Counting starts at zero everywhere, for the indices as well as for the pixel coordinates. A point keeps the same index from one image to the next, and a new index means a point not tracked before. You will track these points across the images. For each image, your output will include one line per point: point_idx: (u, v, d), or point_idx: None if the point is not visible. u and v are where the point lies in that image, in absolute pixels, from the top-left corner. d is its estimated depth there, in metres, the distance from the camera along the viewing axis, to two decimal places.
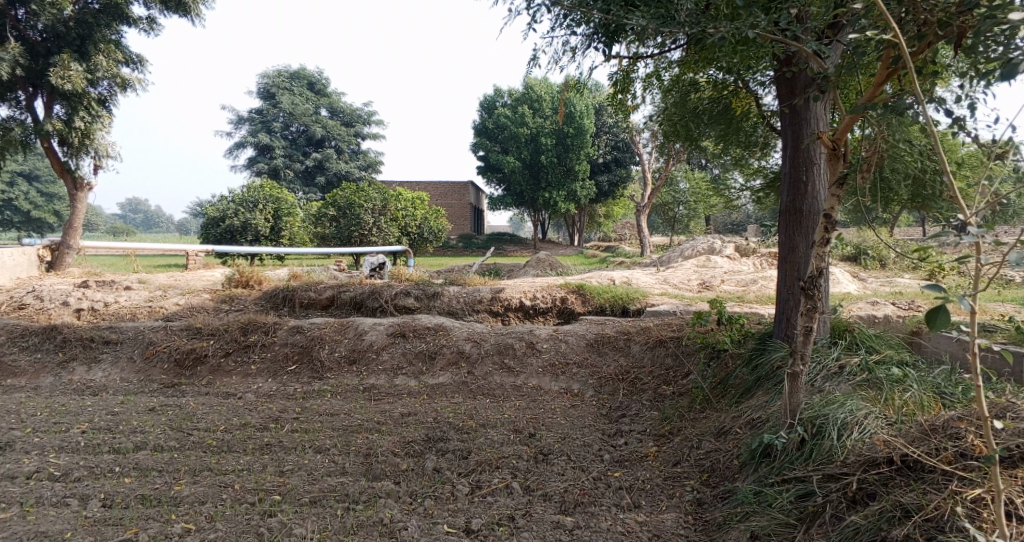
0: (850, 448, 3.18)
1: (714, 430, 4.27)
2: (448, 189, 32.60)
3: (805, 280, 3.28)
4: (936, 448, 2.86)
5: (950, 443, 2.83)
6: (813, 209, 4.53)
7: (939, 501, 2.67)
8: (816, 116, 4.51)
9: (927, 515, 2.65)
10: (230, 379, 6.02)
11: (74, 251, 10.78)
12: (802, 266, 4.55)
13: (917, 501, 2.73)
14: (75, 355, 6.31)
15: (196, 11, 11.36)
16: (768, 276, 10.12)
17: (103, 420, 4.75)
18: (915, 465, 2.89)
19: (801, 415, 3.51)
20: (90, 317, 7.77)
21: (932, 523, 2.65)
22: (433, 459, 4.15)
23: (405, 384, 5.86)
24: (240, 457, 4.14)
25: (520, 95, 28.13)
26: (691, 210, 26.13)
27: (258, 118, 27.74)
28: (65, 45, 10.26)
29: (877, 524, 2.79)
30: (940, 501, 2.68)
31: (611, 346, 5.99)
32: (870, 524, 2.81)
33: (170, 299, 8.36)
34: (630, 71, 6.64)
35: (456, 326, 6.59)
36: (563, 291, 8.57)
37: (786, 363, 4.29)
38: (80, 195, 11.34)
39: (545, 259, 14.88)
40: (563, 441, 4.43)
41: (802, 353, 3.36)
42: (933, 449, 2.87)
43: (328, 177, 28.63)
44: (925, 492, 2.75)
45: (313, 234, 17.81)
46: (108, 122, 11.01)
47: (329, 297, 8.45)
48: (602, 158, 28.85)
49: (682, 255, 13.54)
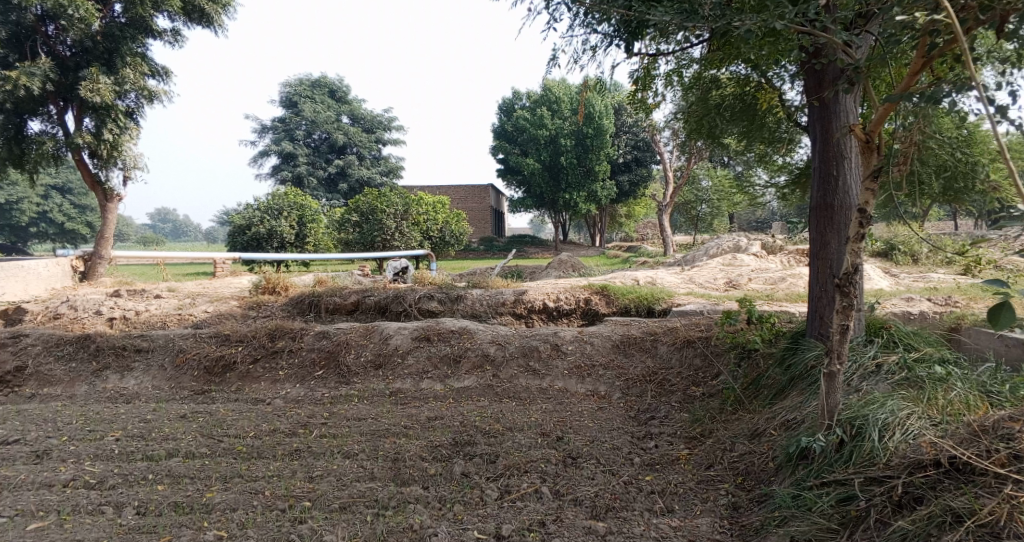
0: (893, 449, 3.08)
1: (746, 433, 4.17)
2: (469, 192, 32.69)
3: (841, 278, 3.18)
4: (986, 450, 2.76)
5: (1003, 444, 2.73)
6: (846, 205, 4.42)
7: (994, 506, 2.57)
8: (846, 108, 4.40)
9: (982, 521, 2.56)
10: (258, 385, 6.07)
11: (106, 261, 11.00)
12: (834, 262, 4.45)
13: (969, 506, 2.64)
14: (108, 364, 6.42)
15: (219, 22, 11.55)
16: (796, 273, 9.93)
17: (136, 427, 4.82)
18: (964, 467, 2.79)
19: (839, 416, 3.41)
20: (123, 325, 7.91)
21: (986, 529, 2.56)
22: (461, 463, 4.13)
23: (431, 388, 5.85)
24: (270, 464, 4.16)
25: (539, 97, 28.09)
26: (714, 208, 25.82)
27: (281, 127, 28.13)
28: (93, 59, 10.49)
29: (926, 529, 2.69)
30: (994, 507, 2.58)
31: (638, 347, 5.91)
32: (918, 529, 2.71)
33: (199, 306, 8.48)
34: (651, 69, 6.57)
35: (480, 329, 6.56)
36: (587, 292, 8.50)
37: (821, 362, 4.18)
38: (111, 206, 11.58)
39: (568, 260, 14.81)
40: (592, 444, 4.37)
41: (840, 352, 3.25)
42: (984, 451, 2.77)
43: (350, 183, 28.92)
44: (977, 496, 2.65)
45: (337, 240, 17.97)
46: (136, 133, 11.22)
47: (354, 302, 8.49)
48: (623, 158, 28.68)
49: (706, 253, 13.37)
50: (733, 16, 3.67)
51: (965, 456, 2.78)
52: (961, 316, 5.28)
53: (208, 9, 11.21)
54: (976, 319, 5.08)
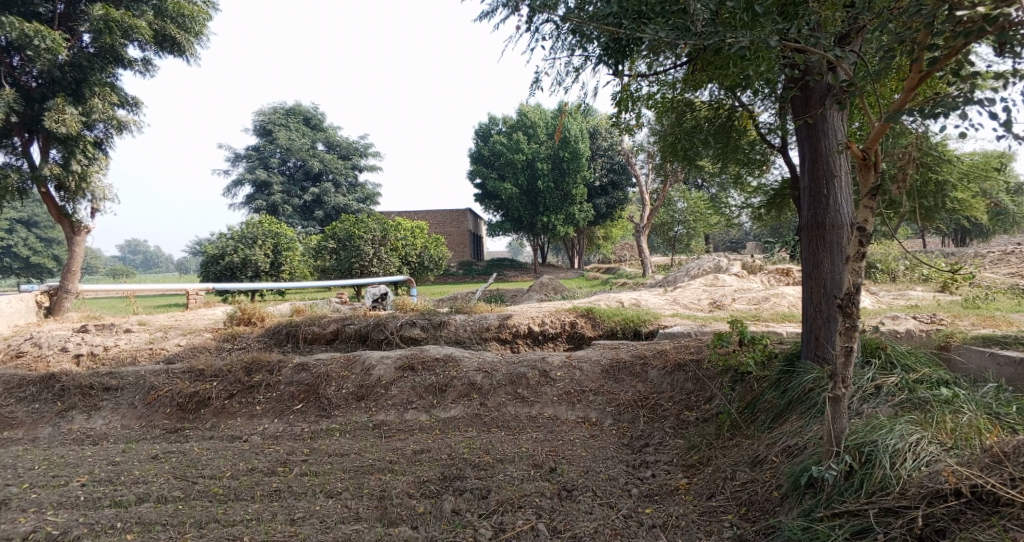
0: (907, 478, 2.99)
1: (747, 460, 4.05)
2: (447, 217, 32.61)
3: (842, 298, 3.17)
4: (1011, 477, 2.71)
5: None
6: (837, 223, 4.40)
7: None
8: (835, 127, 4.40)
9: None
10: (235, 421, 5.81)
11: (73, 295, 10.60)
12: (829, 282, 4.40)
13: (998, 539, 2.56)
14: (73, 404, 6.09)
15: (191, 51, 11.40)
16: (779, 292, 9.96)
17: (104, 471, 4.53)
18: (988, 497, 2.72)
19: (846, 442, 3.32)
20: (90, 362, 7.56)
21: None
22: (451, 500, 3.93)
23: (416, 419, 5.64)
24: (249, 506, 3.92)
25: (515, 122, 28.25)
26: (690, 229, 26.04)
27: (256, 155, 27.81)
28: (60, 90, 10.22)
29: None
30: None
31: (628, 372, 5.79)
32: None
33: (171, 340, 8.16)
34: (632, 90, 6.62)
35: (466, 356, 6.40)
36: (572, 315, 8.39)
37: (819, 385, 4.11)
38: (78, 238, 11.20)
39: (549, 283, 14.73)
40: (587, 475, 4.21)
41: (844, 376, 3.22)
42: (1007, 480, 2.71)
43: (326, 211, 28.67)
44: (1006, 530, 2.58)
45: (313, 268, 17.68)
46: (105, 164, 10.93)
47: (333, 331, 8.26)
48: (600, 180, 28.92)
49: (687, 273, 13.40)
50: (726, 32, 3.71)
51: (989, 484, 2.72)
52: (950, 333, 5.28)
53: (180, 38, 11.05)
54: (965, 336, 5.08)
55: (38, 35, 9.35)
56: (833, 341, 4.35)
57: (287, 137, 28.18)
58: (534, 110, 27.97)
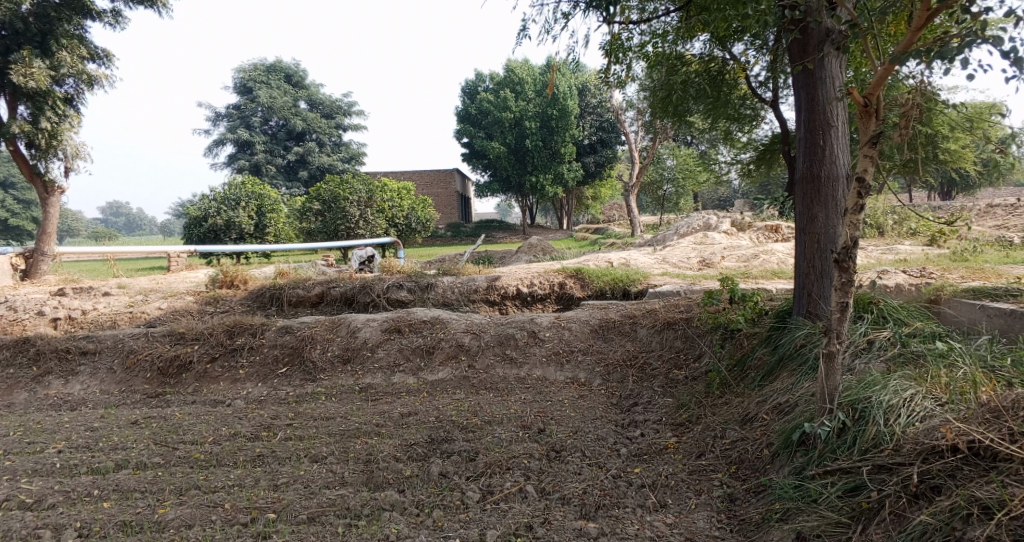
0: (902, 434, 2.95)
1: (737, 418, 4.01)
2: (434, 178, 32.17)
3: (838, 252, 3.07)
4: (1010, 433, 2.65)
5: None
6: (833, 175, 4.26)
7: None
8: (832, 74, 4.24)
9: (1014, 512, 2.42)
10: (218, 386, 5.70)
11: (49, 258, 10.32)
12: (822, 236, 4.30)
13: (997, 495, 2.50)
14: (50, 369, 5.93)
15: (162, 1, 10.86)
16: (768, 249, 9.88)
17: (82, 437, 4.41)
18: (985, 453, 2.67)
19: (839, 399, 3.27)
20: (68, 326, 7.38)
21: (1019, 521, 2.41)
22: (438, 463, 3.88)
23: (403, 382, 5.56)
24: (231, 472, 3.84)
25: (503, 79, 27.57)
26: (679, 188, 25.79)
27: (236, 114, 27.09)
28: (24, 42, 9.70)
29: (950, 522, 2.55)
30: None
31: (617, 331, 5.72)
32: (940, 522, 2.57)
33: (151, 303, 7.98)
34: (622, 39, 6.38)
35: (453, 318, 6.29)
36: (561, 275, 8.28)
37: (811, 341, 4.04)
38: (52, 199, 10.84)
39: (538, 243, 14.58)
40: (576, 436, 4.15)
41: (838, 331, 3.14)
42: (1006, 435, 2.66)
43: (311, 171, 28.15)
44: (1005, 485, 2.52)
45: (298, 230, 17.39)
46: (77, 121, 10.51)
47: (318, 294, 8.11)
48: (588, 139, 28.52)
49: (676, 232, 13.29)
50: None
51: (987, 440, 2.67)
52: (940, 287, 5.24)
53: None
54: (957, 290, 5.02)
55: None
56: (826, 297, 4.27)
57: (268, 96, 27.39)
58: (522, 66, 27.29)
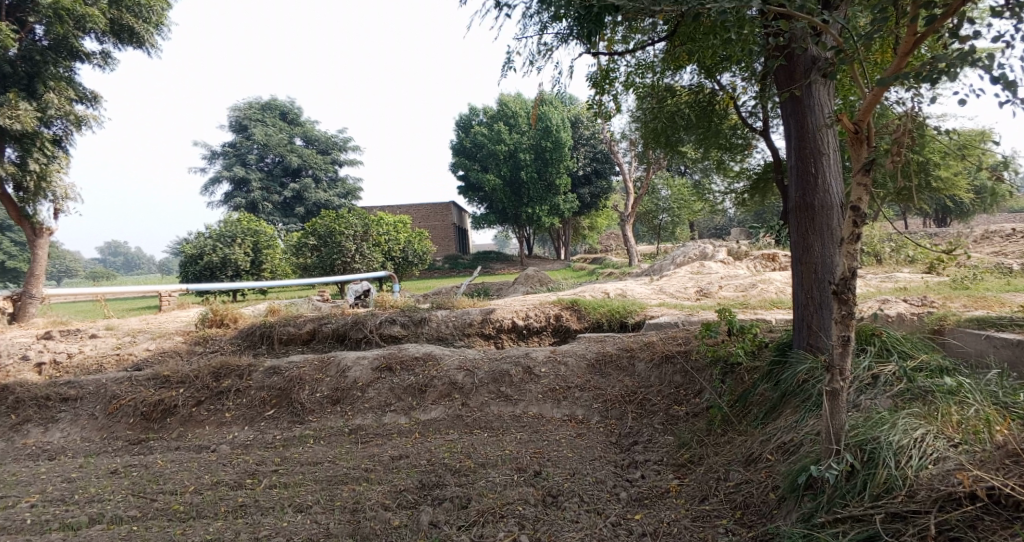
0: (915, 479, 2.79)
1: (741, 458, 3.84)
2: (430, 210, 32.25)
3: (837, 284, 2.96)
4: None
5: None
6: (827, 204, 4.18)
7: None
8: (821, 102, 4.18)
9: None
10: (203, 430, 5.51)
11: (37, 300, 10.18)
12: (819, 266, 4.19)
13: None
14: (28, 417, 5.75)
15: (151, 41, 10.98)
16: (766, 278, 9.77)
17: (57, 489, 4.22)
18: (1006, 501, 2.54)
19: (845, 439, 3.11)
20: (53, 370, 7.21)
21: None
22: (429, 511, 3.70)
23: (394, 422, 5.38)
24: (210, 525, 3.64)
25: (497, 113, 27.90)
26: (675, 217, 25.85)
27: (234, 152, 27.26)
28: (12, 85, 9.75)
29: None
30: None
31: (615, 366, 5.56)
32: None
33: (139, 345, 7.82)
34: (609, 67, 6.37)
35: (446, 354, 6.13)
36: (556, 307, 8.15)
37: (814, 376, 3.90)
38: (42, 241, 10.75)
39: (534, 275, 14.48)
40: (573, 479, 3.97)
41: (841, 367, 3.00)
42: None
43: (308, 207, 28.19)
44: None
45: (295, 266, 17.30)
46: (66, 162, 10.50)
47: (310, 331, 7.96)
48: (583, 170, 28.72)
49: (673, 262, 13.21)
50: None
51: (1007, 487, 2.53)
52: (943, 316, 5.11)
53: (138, 28, 10.61)
54: (960, 319, 4.89)
55: None
56: (826, 328, 4.13)
57: (264, 133, 27.59)
58: (516, 101, 27.82)
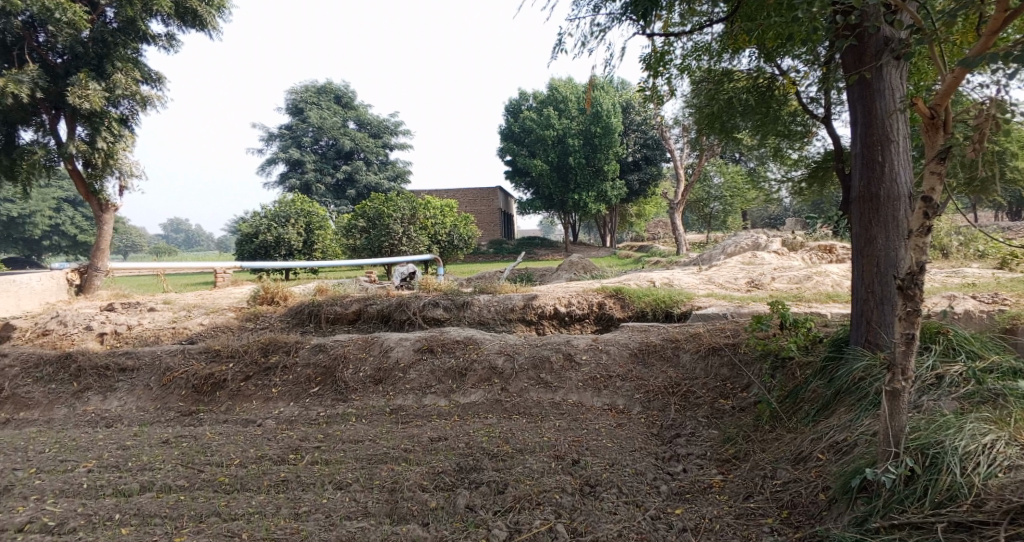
0: (986, 489, 2.63)
1: (789, 456, 3.69)
2: (477, 195, 32.32)
3: (902, 278, 2.76)
4: None
5: None
6: (893, 194, 3.92)
7: None
8: (892, 85, 3.92)
9: None
10: (251, 404, 5.66)
11: (102, 273, 10.65)
12: (882, 259, 3.94)
13: None
14: (89, 385, 6.03)
15: (213, 24, 11.23)
16: (821, 270, 9.38)
17: (113, 456, 4.41)
18: None
19: (905, 442, 2.93)
20: (114, 341, 7.54)
21: None
22: (465, 494, 3.69)
23: (434, 404, 5.40)
24: (253, 498, 3.73)
25: (546, 97, 27.62)
26: (726, 206, 25.13)
27: (288, 134, 27.90)
28: (83, 65, 10.16)
29: None
30: None
31: (658, 356, 5.43)
32: None
33: (193, 319, 8.10)
34: (664, 49, 6.16)
35: (487, 338, 6.12)
36: (600, 295, 8.03)
37: (873, 374, 3.69)
38: (106, 217, 11.22)
39: (579, 261, 14.33)
40: (612, 469, 3.89)
41: (904, 367, 2.81)
42: None
43: (358, 189, 28.63)
44: None
45: (344, 247, 17.64)
46: (131, 141, 10.86)
47: (355, 311, 8.07)
48: (632, 156, 28.22)
49: (723, 251, 12.83)
50: None
51: None
52: (1016, 315, 4.77)
53: (201, 10, 10.88)
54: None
55: (59, 8, 9.31)
56: (888, 326, 3.90)
57: (318, 116, 28.09)
58: (565, 85, 27.40)
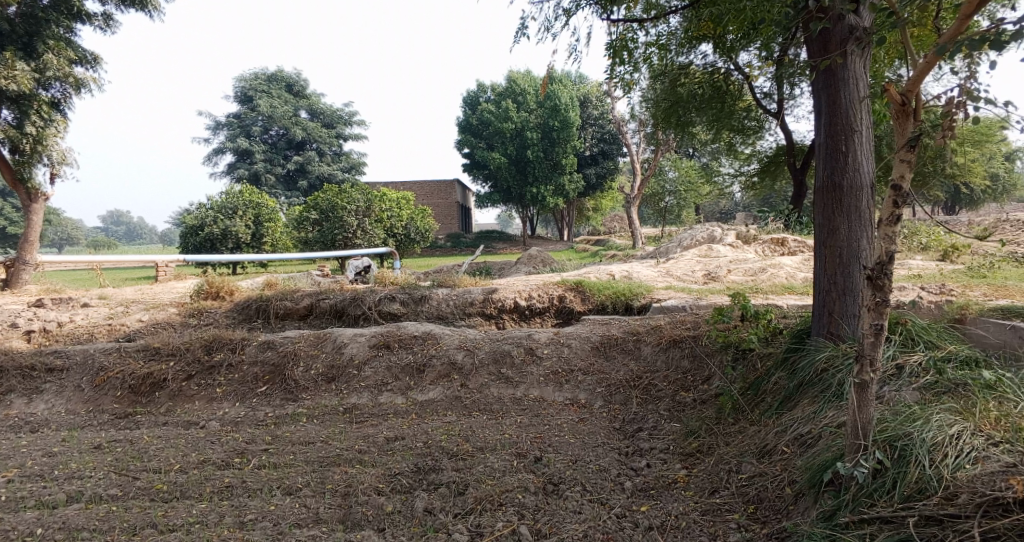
0: (955, 480, 2.61)
1: (754, 450, 3.65)
2: (433, 188, 31.93)
3: (871, 268, 2.72)
4: None
5: None
6: (856, 184, 3.92)
7: None
8: (856, 75, 3.92)
9: None
10: (193, 405, 5.34)
11: (31, 267, 10.00)
12: (845, 250, 3.93)
13: None
14: (12, 387, 5.57)
15: (154, 4, 10.63)
16: (775, 262, 9.53)
17: (37, 464, 4.05)
18: None
19: (874, 436, 2.91)
20: (42, 339, 7.03)
21: None
22: (423, 496, 3.51)
23: (391, 402, 5.19)
24: (193, 507, 3.47)
25: (503, 89, 27.42)
26: (681, 200, 25.49)
27: (236, 123, 26.91)
28: (9, 44, 9.44)
29: None
30: None
31: (620, 350, 5.35)
32: None
33: (132, 315, 7.64)
34: (625, 37, 6.06)
35: (446, 333, 5.94)
36: (560, 288, 7.93)
37: (836, 364, 3.69)
38: (36, 206, 10.50)
39: (538, 254, 14.26)
40: (575, 466, 3.78)
41: (872, 359, 2.77)
42: None
43: (311, 181, 27.87)
44: None
45: (296, 240, 17.09)
46: (63, 126, 10.19)
47: (307, 306, 7.76)
48: (589, 150, 28.32)
49: (679, 244, 12.93)
50: None
51: None
52: (965, 305, 4.88)
53: None
54: (983, 310, 4.62)
55: None
56: (850, 317, 3.92)
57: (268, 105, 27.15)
58: (523, 77, 27.24)
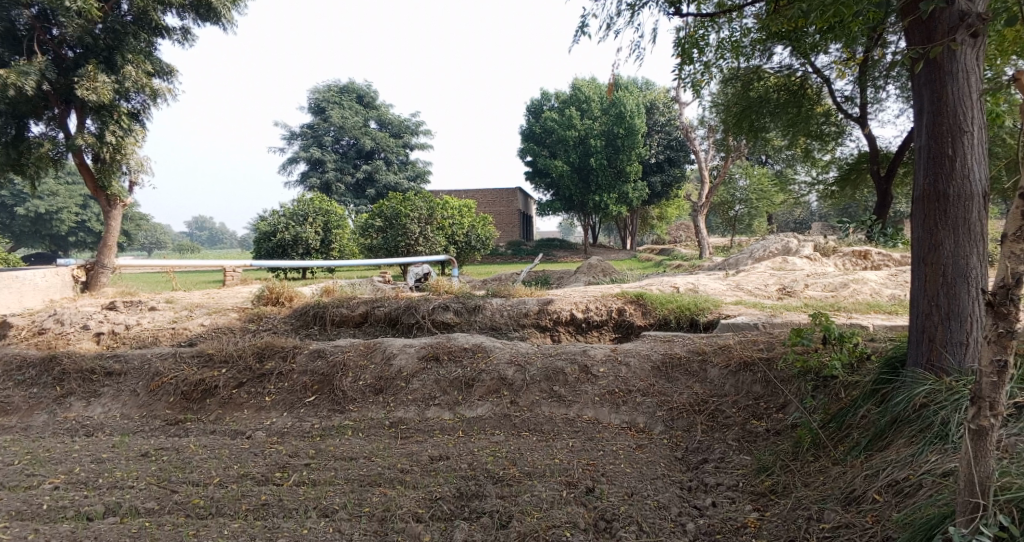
0: None
1: (839, 495, 3.20)
2: (497, 196, 31.97)
3: (992, 292, 2.28)
4: None
5: None
6: (964, 193, 3.40)
7: None
8: (966, 68, 3.42)
9: None
10: (241, 413, 5.28)
11: (109, 270, 10.42)
12: (952, 267, 3.41)
13: None
14: (72, 390, 5.70)
15: (228, 18, 10.99)
16: (859, 278, 8.77)
17: (84, 470, 4.04)
18: None
19: (999, 498, 2.46)
20: (111, 341, 7.26)
21: None
22: (462, 527, 3.27)
23: (438, 418, 4.96)
24: (225, 526, 3.31)
25: (568, 97, 27.18)
26: (751, 209, 24.39)
27: (310, 133, 27.83)
28: (93, 57, 9.96)
29: None
30: None
31: (683, 371, 4.94)
32: None
33: (195, 319, 7.81)
34: (695, 33, 5.65)
35: (497, 346, 5.69)
36: (620, 301, 7.54)
37: (938, 400, 3.21)
38: (114, 212, 10.99)
39: (598, 264, 13.84)
40: (630, 500, 3.44)
41: (994, 403, 2.32)
42: None
43: (378, 189, 28.42)
44: None
45: (360, 246, 17.34)
46: (141, 136, 10.64)
47: (362, 313, 7.69)
48: (655, 158, 27.64)
49: (751, 256, 12.19)
50: None
51: None
52: None
53: (214, 3, 10.61)
54: None
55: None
56: (955, 346, 3.39)
57: (340, 116, 27.93)
58: (588, 85, 26.90)
